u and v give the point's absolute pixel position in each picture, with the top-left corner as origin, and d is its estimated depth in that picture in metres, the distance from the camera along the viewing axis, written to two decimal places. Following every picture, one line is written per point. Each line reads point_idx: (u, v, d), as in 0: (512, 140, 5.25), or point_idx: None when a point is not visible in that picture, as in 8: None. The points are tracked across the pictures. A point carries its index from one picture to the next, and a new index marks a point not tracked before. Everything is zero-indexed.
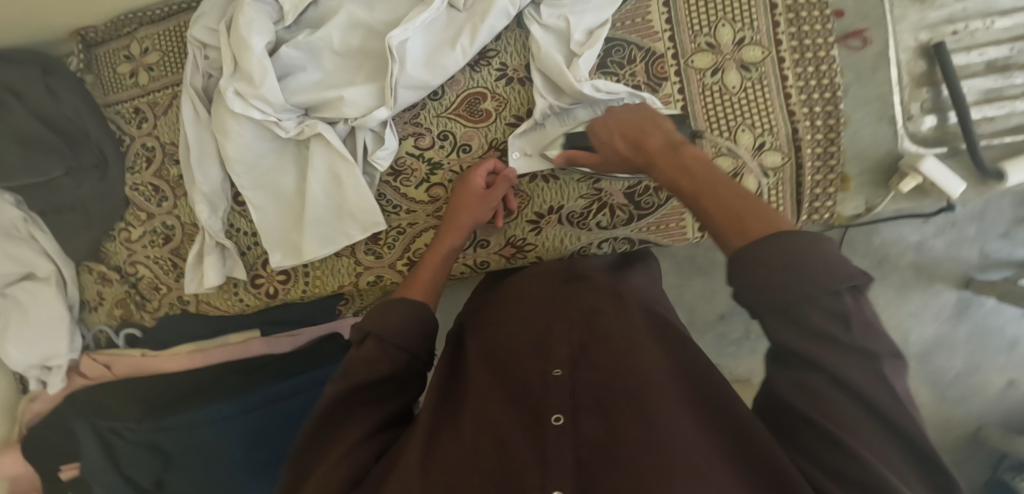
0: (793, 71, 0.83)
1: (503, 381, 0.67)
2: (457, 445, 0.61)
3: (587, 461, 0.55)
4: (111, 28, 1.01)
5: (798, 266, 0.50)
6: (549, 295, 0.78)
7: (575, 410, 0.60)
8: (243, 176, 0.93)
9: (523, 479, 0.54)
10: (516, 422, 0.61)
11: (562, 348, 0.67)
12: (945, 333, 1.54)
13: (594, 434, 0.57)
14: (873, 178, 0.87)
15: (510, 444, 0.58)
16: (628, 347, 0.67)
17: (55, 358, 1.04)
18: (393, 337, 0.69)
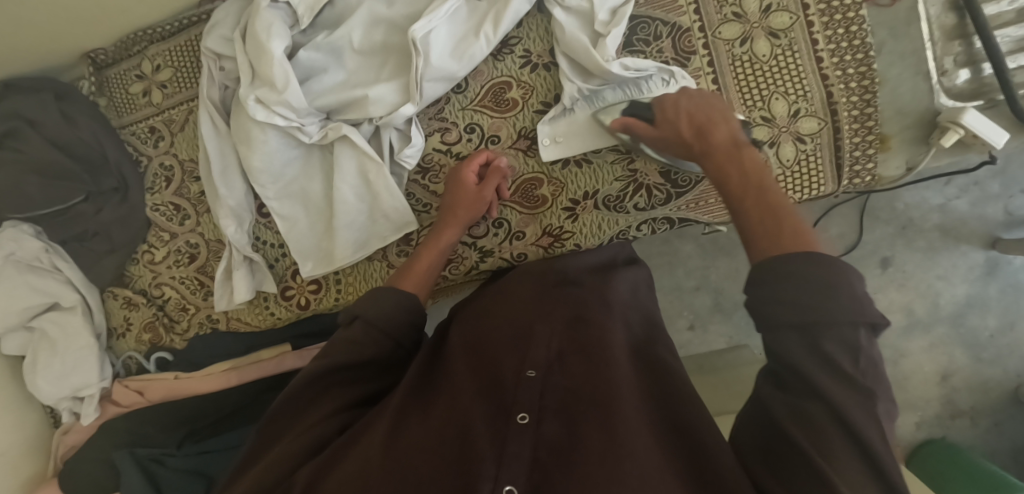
0: (823, 35, 0.81)
1: (480, 377, 0.65)
2: (422, 430, 0.60)
3: (543, 462, 0.54)
4: (121, 48, 1.00)
5: (823, 286, 0.48)
6: (535, 294, 0.77)
7: (540, 410, 0.59)
8: (269, 187, 0.92)
9: (476, 468, 0.53)
10: (481, 413, 0.59)
11: (541, 351, 0.66)
12: (977, 293, 1.53)
13: (555, 438, 0.57)
14: (913, 135, 0.84)
15: (472, 433, 0.57)
16: (605, 354, 0.66)
17: (85, 387, 1.02)
18: (382, 322, 0.71)
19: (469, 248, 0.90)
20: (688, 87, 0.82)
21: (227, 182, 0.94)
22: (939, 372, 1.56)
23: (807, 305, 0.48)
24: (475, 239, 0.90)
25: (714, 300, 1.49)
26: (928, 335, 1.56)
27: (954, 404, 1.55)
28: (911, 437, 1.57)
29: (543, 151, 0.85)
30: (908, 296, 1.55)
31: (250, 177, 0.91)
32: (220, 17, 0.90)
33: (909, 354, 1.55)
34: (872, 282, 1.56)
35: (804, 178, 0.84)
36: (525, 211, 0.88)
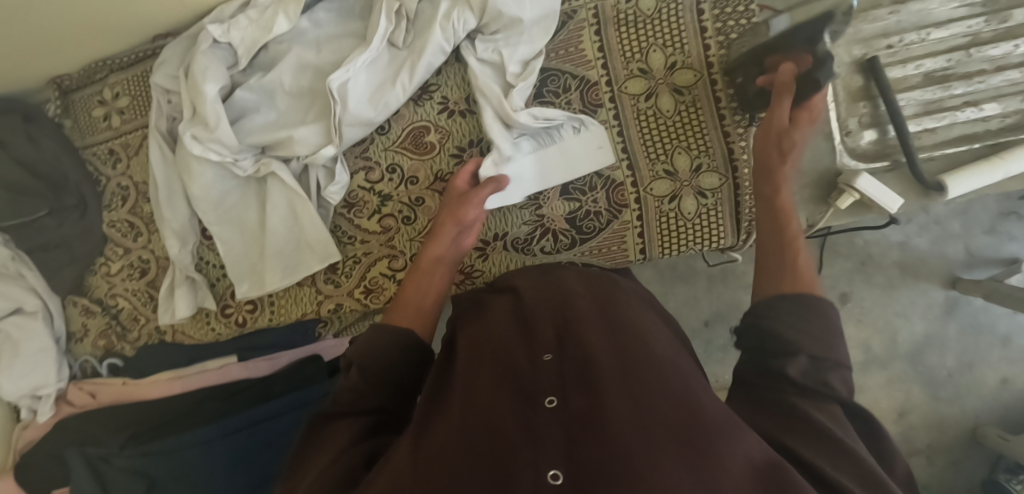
0: (724, 93, 0.84)
1: (490, 366, 0.64)
2: (448, 429, 0.57)
3: (579, 434, 0.51)
4: (85, 76, 1.08)
5: (820, 318, 0.61)
6: (540, 289, 0.77)
7: (565, 390, 0.57)
8: (206, 212, 0.97)
9: (510, 458, 0.50)
10: (504, 403, 0.57)
11: (547, 335, 0.65)
12: (935, 332, 1.52)
13: (584, 407, 0.54)
14: (814, 194, 0.86)
15: (498, 423, 0.54)
16: (614, 331, 0.65)
17: (44, 387, 1.10)
18: (382, 364, 0.68)
19: (389, 280, 0.96)
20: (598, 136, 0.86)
21: (172, 204, 1.00)
22: (896, 409, 1.53)
23: (804, 337, 0.60)
24: (394, 271, 0.95)
25: None
26: (885, 371, 1.54)
27: (911, 442, 1.53)
28: None
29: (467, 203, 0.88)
30: (865, 332, 1.53)
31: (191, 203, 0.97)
32: (170, 55, 0.97)
33: (867, 389, 1.54)
34: None
35: (704, 231, 0.87)
36: None
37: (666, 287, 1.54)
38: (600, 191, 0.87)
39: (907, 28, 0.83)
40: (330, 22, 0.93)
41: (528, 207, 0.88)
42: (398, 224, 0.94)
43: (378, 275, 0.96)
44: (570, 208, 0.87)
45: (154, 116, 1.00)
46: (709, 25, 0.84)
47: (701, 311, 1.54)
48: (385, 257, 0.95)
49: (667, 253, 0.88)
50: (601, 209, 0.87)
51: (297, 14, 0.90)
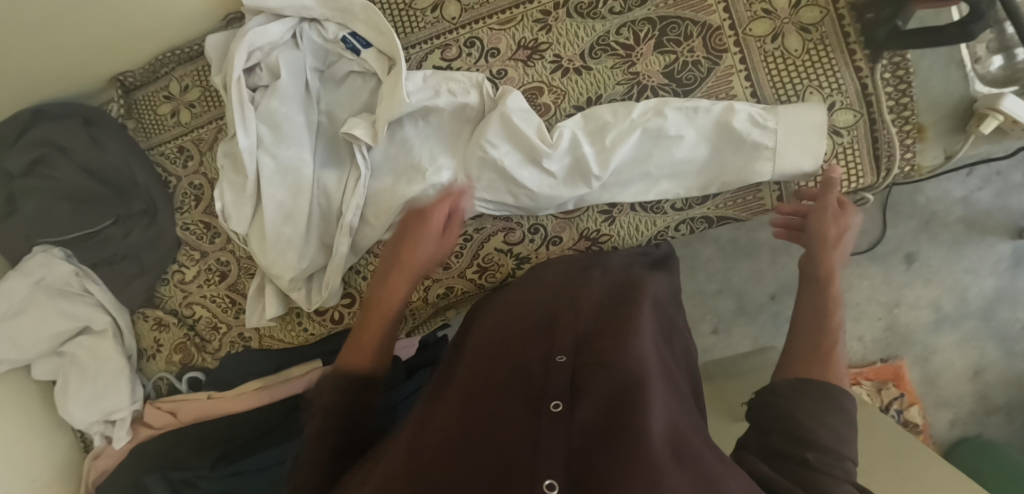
0: (853, 27, 0.82)
1: (502, 369, 0.64)
2: (455, 425, 0.57)
3: (585, 448, 0.51)
4: (149, 71, 0.99)
5: (841, 410, 0.63)
6: (558, 290, 0.77)
7: (571, 397, 0.57)
8: (277, 191, 0.88)
9: (513, 463, 0.50)
10: (512, 406, 0.57)
11: (563, 341, 0.65)
12: (1005, 286, 1.49)
13: (591, 423, 0.54)
14: (950, 125, 0.84)
15: (503, 425, 0.54)
16: (627, 342, 0.65)
17: (118, 410, 1.02)
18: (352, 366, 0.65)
19: (505, 255, 0.90)
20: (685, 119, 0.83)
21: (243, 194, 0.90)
22: (971, 368, 1.52)
23: (819, 426, 0.61)
24: (511, 246, 0.89)
25: (736, 303, 1.53)
26: (958, 330, 1.52)
27: (988, 400, 1.53)
28: (945, 435, 1.54)
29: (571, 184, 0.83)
30: (935, 291, 1.51)
31: (260, 185, 0.88)
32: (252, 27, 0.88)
33: (939, 350, 1.52)
34: (898, 280, 1.52)
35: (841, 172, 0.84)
36: (561, 215, 0.88)
37: (729, 263, 1.52)
38: None
39: None
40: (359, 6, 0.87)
41: None
42: None
43: (493, 252, 0.90)
44: None
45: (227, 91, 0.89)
46: None
47: (766, 284, 1.52)
48: (501, 231, 0.89)
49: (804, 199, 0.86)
50: None
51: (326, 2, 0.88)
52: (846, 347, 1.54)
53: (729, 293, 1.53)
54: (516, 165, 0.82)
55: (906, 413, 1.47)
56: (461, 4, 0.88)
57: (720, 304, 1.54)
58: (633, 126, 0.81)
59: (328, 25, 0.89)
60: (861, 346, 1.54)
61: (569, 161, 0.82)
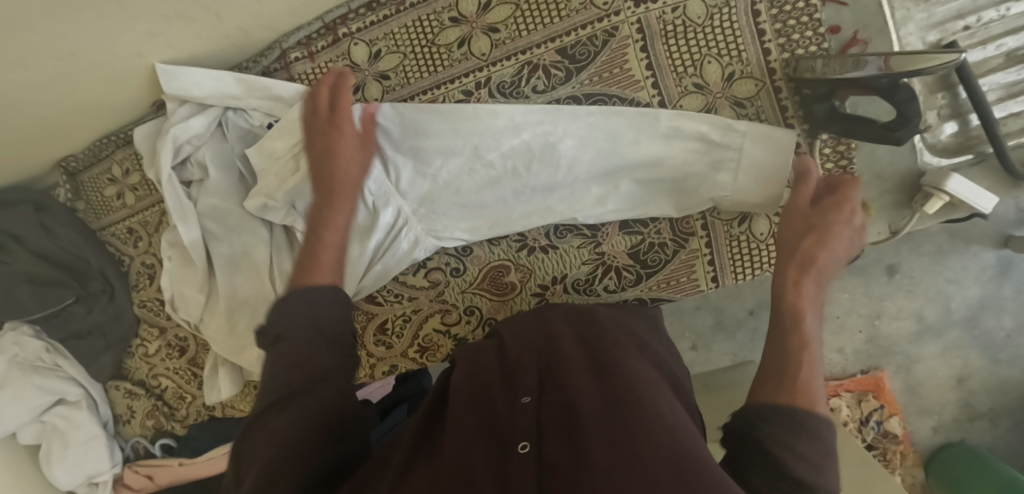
0: (791, 100, 0.77)
1: (470, 411, 0.63)
2: (422, 477, 0.55)
3: (554, 485, 0.51)
4: (90, 154, 0.99)
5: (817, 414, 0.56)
6: (531, 326, 0.78)
7: (539, 434, 0.56)
8: (231, 280, 0.90)
9: None
10: (479, 448, 0.56)
11: (529, 378, 0.65)
12: (989, 294, 1.35)
13: (560, 455, 0.53)
14: (895, 199, 0.80)
15: (472, 470, 0.54)
16: (594, 371, 0.66)
17: (100, 474, 1.09)
18: (312, 287, 0.62)
19: (444, 335, 0.90)
20: (630, 163, 0.79)
21: (188, 282, 0.91)
22: (954, 376, 1.40)
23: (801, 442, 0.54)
24: (448, 326, 0.90)
25: (714, 320, 1.42)
26: (941, 339, 1.38)
27: (972, 407, 1.40)
28: (927, 442, 1.43)
29: (500, 223, 0.84)
30: (917, 303, 1.37)
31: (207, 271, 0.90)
32: (176, 121, 0.86)
33: (922, 360, 1.40)
34: (878, 292, 1.38)
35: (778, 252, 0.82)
36: (495, 298, 0.88)
37: None
38: (664, 221, 0.83)
39: (983, 5, 0.75)
40: (271, 84, 0.85)
41: (585, 246, 0.84)
42: (447, 277, 0.88)
43: (433, 332, 0.90)
44: (631, 242, 0.83)
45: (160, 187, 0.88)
46: (769, 28, 0.75)
47: (744, 300, 1.40)
48: (437, 312, 0.90)
49: (740, 278, 0.84)
50: (665, 240, 0.83)
51: (248, 83, 0.85)
52: None
53: (707, 310, 1.42)
54: (475, 209, 0.83)
55: (886, 423, 1.38)
56: (383, 85, 0.85)
57: (697, 321, 1.43)
58: (574, 173, 0.80)
59: (253, 111, 0.87)
60: (840, 358, 1.42)
61: (515, 207, 0.83)
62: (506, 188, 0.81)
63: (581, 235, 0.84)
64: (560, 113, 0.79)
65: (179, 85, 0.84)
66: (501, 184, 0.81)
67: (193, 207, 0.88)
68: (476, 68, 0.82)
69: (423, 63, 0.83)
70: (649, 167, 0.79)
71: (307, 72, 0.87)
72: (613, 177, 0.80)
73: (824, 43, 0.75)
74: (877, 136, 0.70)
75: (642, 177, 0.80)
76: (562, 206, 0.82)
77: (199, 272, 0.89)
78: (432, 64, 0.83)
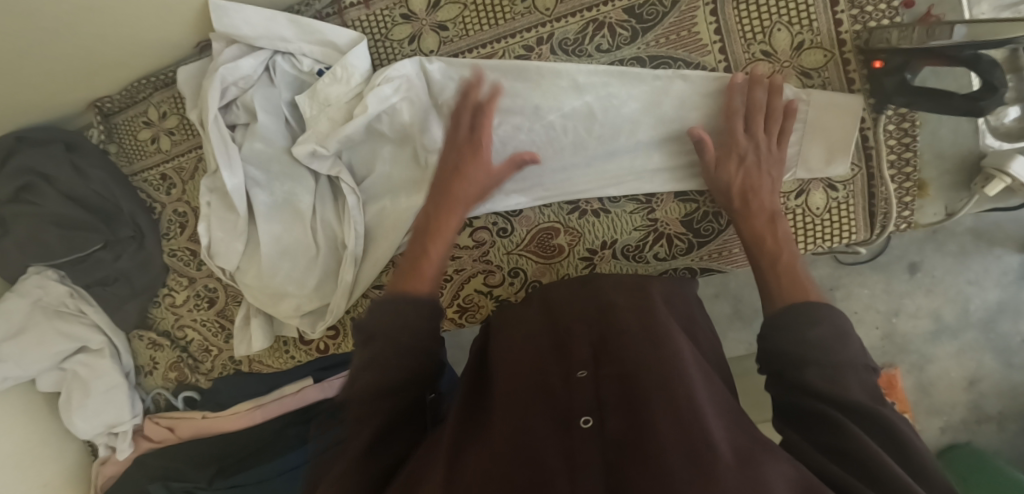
0: (859, 73, 0.76)
1: (524, 384, 0.63)
2: (484, 450, 0.56)
3: (620, 460, 0.51)
4: (127, 96, 0.96)
5: (819, 324, 0.61)
6: (576, 292, 0.77)
7: (600, 409, 0.57)
8: (271, 227, 0.88)
9: (550, 485, 0.50)
10: (540, 424, 0.57)
11: (585, 349, 0.65)
12: (1010, 297, 1.36)
13: (622, 433, 0.54)
14: (954, 180, 0.79)
15: (536, 445, 0.54)
16: (648, 338, 0.65)
17: (119, 424, 1.08)
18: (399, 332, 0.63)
19: (485, 296, 0.89)
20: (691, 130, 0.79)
21: (227, 228, 0.89)
22: (966, 378, 1.40)
23: (814, 343, 0.59)
24: (491, 288, 0.88)
25: (733, 308, 1.42)
26: (956, 341, 1.39)
27: (981, 410, 1.40)
28: (934, 442, 1.42)
29: (553, 184, 0.83)
30: (937, 302, 1.38)
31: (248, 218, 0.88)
32: (223, 61, 0.83)
33: (936, 360, 1.40)
34: (899, 289, 1.39)
35: (834, 228, 0.80)
36: (542, 260, 0.86)
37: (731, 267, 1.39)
38: None
39: None
40: (323, 29, 0.83)
41: (638, 211, 0.83)
42: (493, 237, 0.86)
43: (474, 294, 0.89)
44: (686, 210, 0.82)
45: (204, 128, 0.86)
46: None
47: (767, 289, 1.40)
48: (480, 273, 0.88)
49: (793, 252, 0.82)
50: (720, 210, 0.81)
51: (300, 24, 0.83)
52: None
53: (726, 297, 1.42)
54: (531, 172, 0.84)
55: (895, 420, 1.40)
56: (440, 36, 0.83)
57: (716, 308, 1.43)
58: (635, 138, 0.80)
59: (302, 57, 0.85)
60: None
61: (570, 170, 0.83)
62: (562, 149, 0.82)
63: (634, 200, 0.83)
64: (624, 74, 0.79)
65: (229, 24, 0.82)
66: (558, 144, 0.82)
67: (237, 151, 0.85)
68: (539, 23, 0.80)
69: (483, 15, 0.81)
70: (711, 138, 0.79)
71: (362, 19, 0.84)
72: (672, 143, 0.80)
73: (897, 18, 0.74)
74: (954, 107, 0.69)
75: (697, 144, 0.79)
76: (624, 169, 0.82)
77: (240, 218, 0.87)
78: (493, 16, 0.81)
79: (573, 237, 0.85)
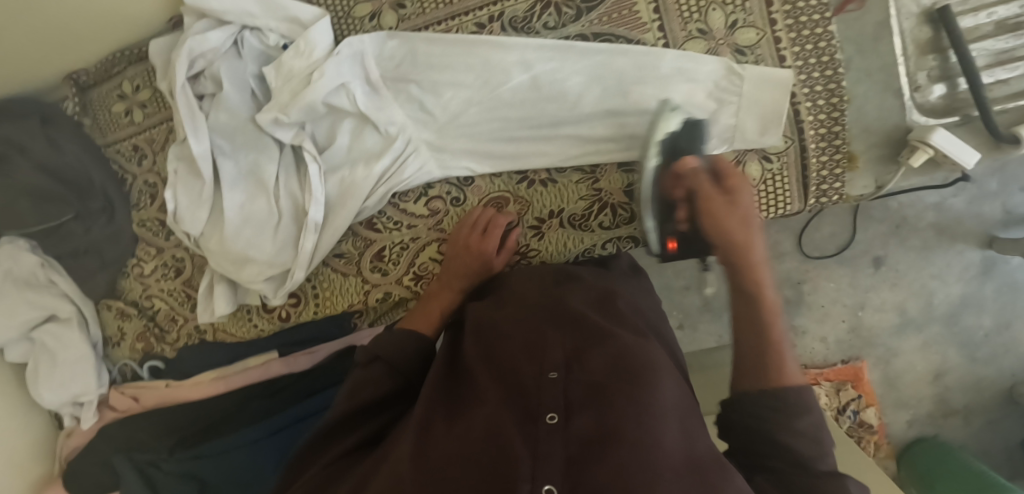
0: (790, 51, 0.80)
1: (498, 382, 0.63)
2: (450, 442, 0.57)
3: (582, 457, 0.52)
4: (103, 70, 1.01)
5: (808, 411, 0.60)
6: (550, 296, 0.77)
7: (567, 407, 0.57)
8: (234, 195, 0.91)
9: (513, 475, 0.51)
10: (506, 415, 0.57)
11: (556, 352, 0.65)
12: (972, 292, 1.38)
13: (588, 430, 0.54)
14: (882, 153, 0.84)
15: (502, 438, 0.54)
16: (617, 349, 0.65)
17: (85, 394, 1.09)
18: (393, 355, 0.74)
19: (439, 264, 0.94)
20: (633, 102, 0.83)
21: (193, 194, 0.92)
22: (932, 372, 1.42)
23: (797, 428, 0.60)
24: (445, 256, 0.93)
25: (703, 299, 1.42)
26: (921, 334, 1.40)
27: (947, 403, 1.43)
28: (901, 435, 1.44)
29: (505, 154, 0.88)
30: (901, 296, 1.38)
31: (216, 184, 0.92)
32: (191, 33, 0.87)
33: (902, 354, 1.41)
34: (864, 283, 1.38)
35: (769, 197, 0.84)
36: None
37: (697, 259, 1.40)
38: None
39: None
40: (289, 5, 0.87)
41: (583, 181, 0.88)
42: (447, 206, 0.91)
43: (428, 261, 0.94)
44: (627, 181, 0.87)
45: (172, 97, 0.89)
46: None
47: (732, 283, 1.40)
48: (435, 241, 0.92)
49: None
50: None
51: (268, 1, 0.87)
52: (806, 347, 1.40)
53: (697, 289, 1.42)
54: (482, 143, 0.88)
55: (863, 413, 1.37)
56: (398, 14, 0.87)
57: (687, 300, 1.43)
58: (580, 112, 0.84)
59: (269, 32, 0.90)
60: (822, 346, 1.40)
61: (520, 142, 0.87)
62: (512, 121, 0.86)
63: (580, 170, 0.87)
64: (568, 50, 0.83)
65: None
66: (508, 117, 0.86)
67: (205, 121, 0.90)
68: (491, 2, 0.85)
69: None
70: (653, 113, 0.83)
71: None
72: (615, 118, 0.85)
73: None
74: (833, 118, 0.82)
75: (639, 116, 0.84)
76: (570, 140, 0.86)
77: (205, 185, 0.91)
78: None
79: (523, 206, 0.89)
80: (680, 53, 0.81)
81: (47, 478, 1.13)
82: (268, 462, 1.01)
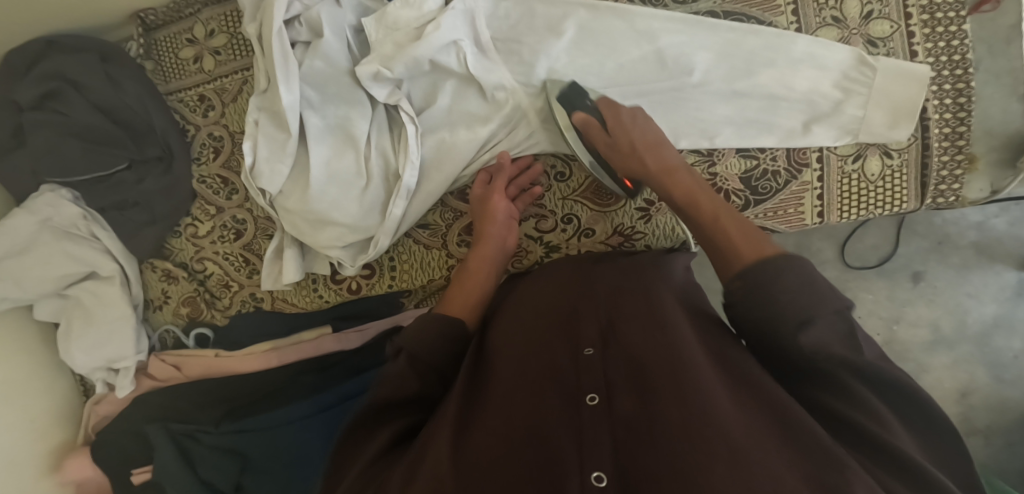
0: (923, 47, 0.78)
1: (530, 364, 0.58)
2: (490, 427, 0.53)
3: (628, 441, 0.49)
4: (174, 10, 0.94)
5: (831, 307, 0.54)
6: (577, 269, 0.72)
7: (608, 387, 0.53)
8: (321, 150, 0.85)
9: (560, 465, 0.48)
10: (545, 401, 0.53)
11: (590, 324, 0.60)
12: (1005, 312, 1.16)
13: (632, 412, 0.51)
14: (1001, 158, 0.83)
15: (543, 426, 0.51)
16: (654, 314, 0.61)
17: (121, 360, 0.99)
18: (422, 345, 0.63)
19: (535, 242, 0.87)
20: (760, 85, 0.80)
21: (273, 148, 0.85)
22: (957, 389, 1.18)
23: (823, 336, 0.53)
24: (542, 233, 0.87)
25: None
26: (952, 351, 1.18)
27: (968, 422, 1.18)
28: None
29: None
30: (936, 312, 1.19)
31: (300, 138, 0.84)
32: None
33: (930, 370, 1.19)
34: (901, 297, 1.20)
35: (886, 195, 0.83)
36: (597, 208, 0.86)
37: None
38: (781, 149, 0.82)
39: None
40: None
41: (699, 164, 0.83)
42: (549, 181, 0.87)
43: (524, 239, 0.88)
44: (746, 166, 0.83)
45: (262, 42, 0.83)
46: None
47: None
48: (532, 217, 0.87)
49: (844, 217, 0.84)
50: (779, 169, 0.82)
51: None
52: None
53: None
54: None
55: None
56: None
57: None
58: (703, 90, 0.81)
59: None
60: None
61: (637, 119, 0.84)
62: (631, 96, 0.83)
63: (697, 153, 0.83)
64: (699, 25, 0.80)
65: None
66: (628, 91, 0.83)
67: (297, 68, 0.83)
68: None
69: None
70: (779, 97, 0.81)
71: None
72: (739, 100, 0.81)
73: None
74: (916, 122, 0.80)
75: (765, 100, 0.81)
76: (690, 120, 0.82)
77: (290, 137, 0.84)
78: None
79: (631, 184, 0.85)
80: (814, 39, 0.79)
81: (70, 446, 1.04)
82: (315, 442, 0.93)
